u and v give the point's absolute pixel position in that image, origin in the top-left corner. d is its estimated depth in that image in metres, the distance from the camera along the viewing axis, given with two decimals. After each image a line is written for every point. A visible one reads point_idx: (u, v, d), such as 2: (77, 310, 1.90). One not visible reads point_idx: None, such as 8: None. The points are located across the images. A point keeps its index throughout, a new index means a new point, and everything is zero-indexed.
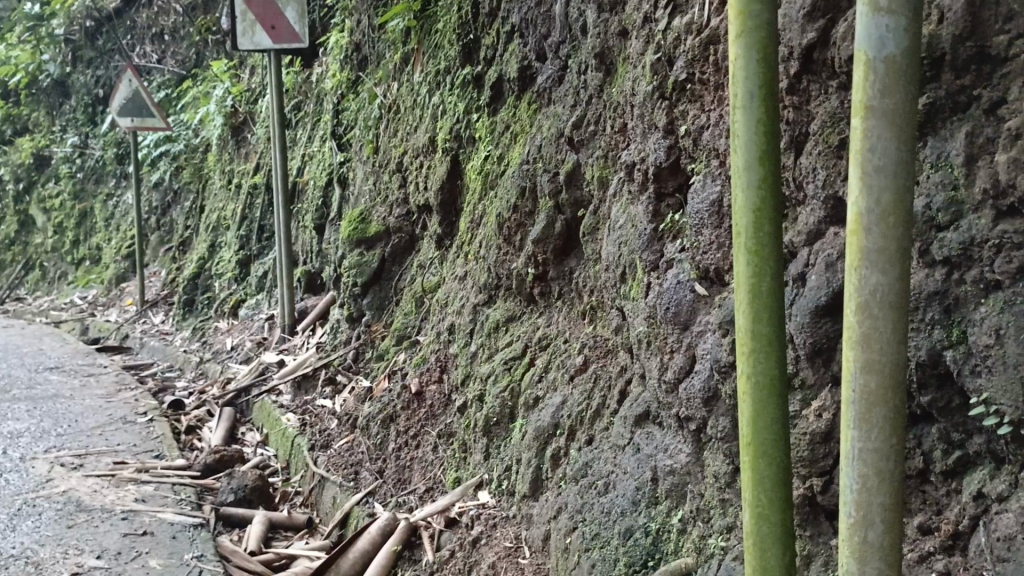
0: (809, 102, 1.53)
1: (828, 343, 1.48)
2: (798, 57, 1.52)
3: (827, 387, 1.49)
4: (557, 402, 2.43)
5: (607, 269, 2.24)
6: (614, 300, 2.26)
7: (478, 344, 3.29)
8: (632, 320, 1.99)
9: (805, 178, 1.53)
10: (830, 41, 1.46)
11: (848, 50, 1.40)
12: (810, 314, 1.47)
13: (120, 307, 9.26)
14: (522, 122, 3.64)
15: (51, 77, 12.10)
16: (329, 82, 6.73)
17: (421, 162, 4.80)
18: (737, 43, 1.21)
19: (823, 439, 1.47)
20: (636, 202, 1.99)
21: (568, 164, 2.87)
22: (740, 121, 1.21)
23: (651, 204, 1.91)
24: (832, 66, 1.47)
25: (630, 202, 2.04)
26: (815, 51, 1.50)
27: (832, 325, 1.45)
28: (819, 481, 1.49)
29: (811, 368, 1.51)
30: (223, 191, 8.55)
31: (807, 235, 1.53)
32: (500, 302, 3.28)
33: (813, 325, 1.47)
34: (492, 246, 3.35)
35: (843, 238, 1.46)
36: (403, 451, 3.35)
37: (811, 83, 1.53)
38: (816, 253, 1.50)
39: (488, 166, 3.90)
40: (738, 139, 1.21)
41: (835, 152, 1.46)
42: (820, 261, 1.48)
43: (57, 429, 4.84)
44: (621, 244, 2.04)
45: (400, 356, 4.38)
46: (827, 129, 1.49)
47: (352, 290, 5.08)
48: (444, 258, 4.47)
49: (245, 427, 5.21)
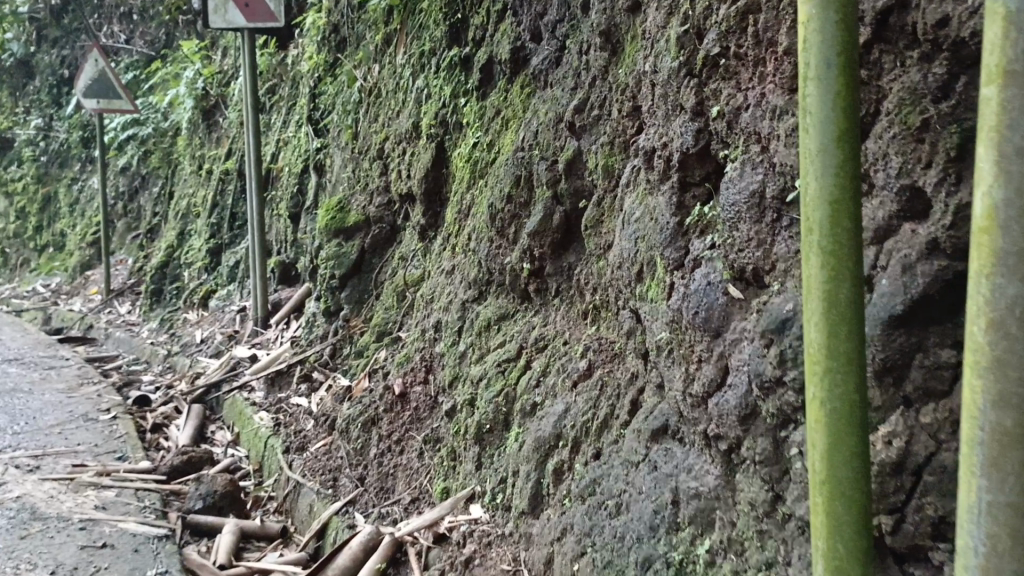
0: (882, 76, 1.39)
1: (900, 360, 1.34)
2: (871, 23, 1.39)
3: (897, 412, 1.35)
4: (559, 410, 2.24)
5: (620, 267, 2.05)
6: (625, 300, 2.07)
7: (467, 343, 3.09)
8: (650, 324, 1.80)
9: (875, 164, 1.40)
10: (911, 3, 1.33)
11: (937, 13, 1.28)
12: (882, 325, 1.34)
13: (85, 296, 8.92)
14: (514, 107, 3.44)
15: (13, 57, 11.67)
16: (305, 65, 6.47)
17: (403, 149, 4.57)
18: (810, 0, 1.01)
19: (893, 471, 1.33)
20: (655, 193, 1.80)
21: (568, 152, 2.67)
22: (813, 95, 1.01)
23: (674, 195, 1.71)
24: (913, 34, 1.34)
25: (648, 193, 1.84)
26: (892, 14, 1.37)
27: (907, 338, 1.32)
28: (888, 521, 1.33)
29: (879, 389, 1.37)
30: (193, 177, 8.25)
31: (875, 233, 1.39)
32: (491, 299, 3.08)
33: (885, 337, 1.34)
34: (483, 239, 3.14)
35: (922, 236, 1.32)
36: (386, 457, 3.14)
37: (883, 54, 1.39)
38: (887, 254, 1.37)
39: (476, 154, 3.69)
40: (811, 116, 1.01)
41: (914, 135, 1.33)
42: (895, 263, 1.34)
43: (13, 427, 4.56)
44: (637, 240, 1.84)
45: (380, 353, 4.16)
46: (903, 108, 1.35)
47: (330, 283, 4.85)
48: (428, 250, 4.26)
49: (215, 425, 4.96)
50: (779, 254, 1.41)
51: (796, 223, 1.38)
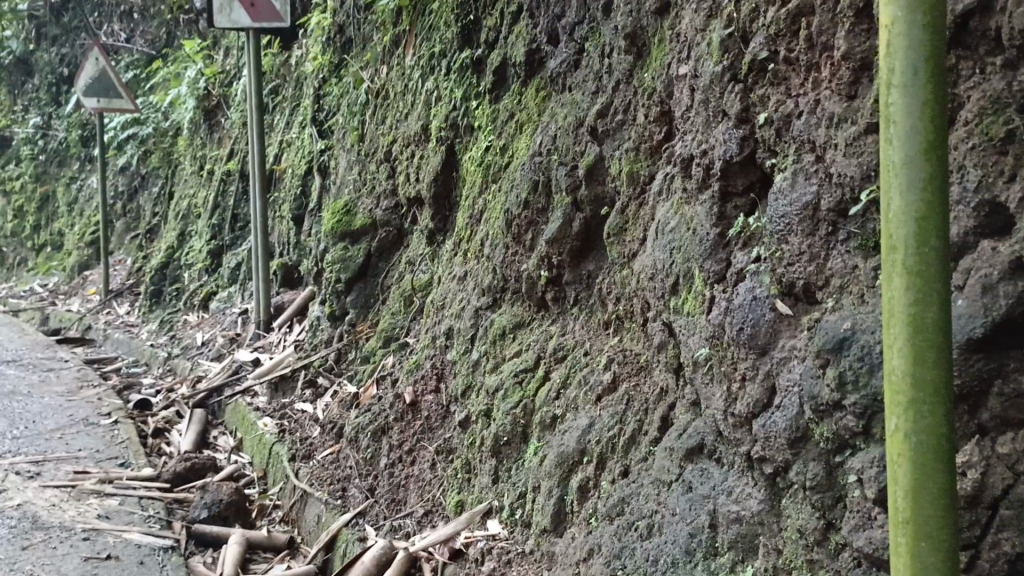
0: (958, 81, 1.43)
1: (976, 387, 1.37)
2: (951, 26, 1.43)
3: (970, 440, 1.38)
4: (583, 424, 2.16)
5: (652, 278, 1.96)
6: (656, 312, 1.99)
7: (481, 351, 3.01)
8: (685, 338, 1.74)
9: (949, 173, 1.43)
10: (995, 7, 1.38)
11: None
12: (961, 350, 1.37)
13: (83, 297, 8.83)
14: (529, 111, 3.37)
15: (12, 54, 11.58)
16: (309, 66, 6.39)
17: (411, 152, 4.50)
18: (894, 5, 0.96)
19: (969, 502, 1.36)
20: (694, 202, 1.76)
21: (590, 157, 2.60)
22: (897, 105, 0.96)
23: (715, 205, 1.69)
24: (993, 40, 1.39)
25: (684, 203, 1.80)
26: (973, 18, 1.41)
27: (986, 363, 1.36)
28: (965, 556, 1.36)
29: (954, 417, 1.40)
30: (194, 177, 8.16)
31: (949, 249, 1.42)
32: (506, 307, 3.00)
33: (964, 363, 1.37)
34: (498, 245, 3.07)
35: (1004, 255, 1.35)
36: (397, 468, 3.06)
37: (959, 59, 1.44)
38: (964, 274, 1.39)
39: (489, 157, 3.61)
40: (894, 128, 0.96)
41: (998, 147, 1.37)
42: (974, 282, 1.37)
43: (13, 431, 4.47)
44: (673, 249, 1.78)
45: (388, 359, 4.08)
46: (984, 116, 1.39)
47: (336, 286, 4.77)
48: (436, 255, 4.19)
49: (217, 430, 4.88)
50: (834, 270, 1.39)
51: (853, 238, 1.37)
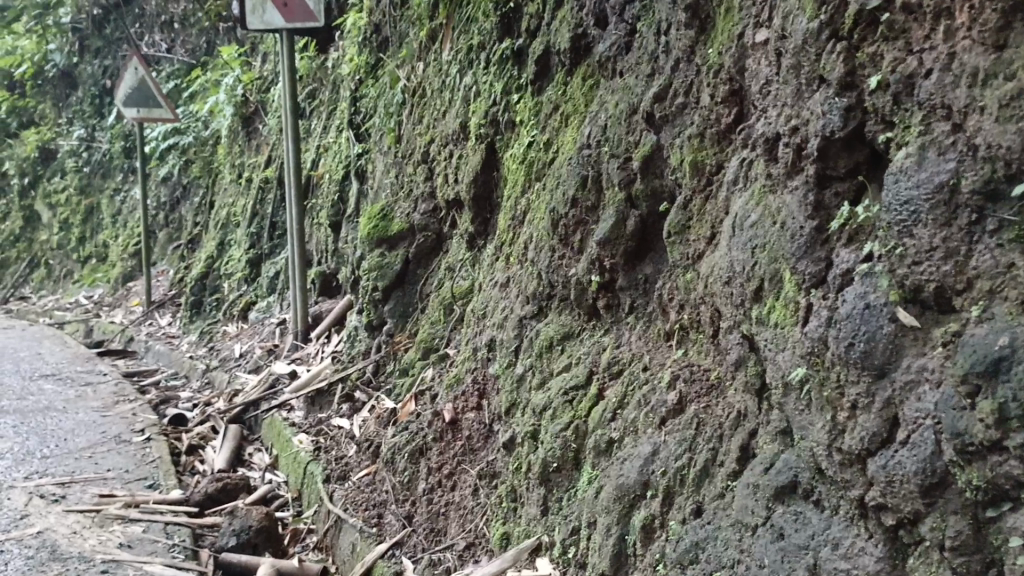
0: None
1: None
2: None
3: None
4: (644, 451, 1.87)
5: (725, 283, 1.71)
6: (733, 322, 1.71)
7: (527, 364, 2.74)
8: (775, 357, 1.53)
9: None
10: None
11: None
12: None
13: (126, 308, 8.77)
14: (575, 102, 3.10)
15: (57, 68, 11.66)
16: (345, 68, 6.21)
17: (450, 152, 4.25)
18: None
19: None
20: (781, 191, 1.60)
21: (646, 147, 2.33)
22: None
23: (810, 193, 1.53)
24: None
25: (767, 193, 1.65)
26: None
27: None
28: None
29: None
30: (233, 185, 8.03)
31: None
32: (553, 315, 2.73)
33: None
34: (543, 248, 2.79)
35: None
36: (436, 494, 2.80)
37: None
38: None
39: (532, 154, 3.35)
40: None
41: None
42: None
43: (43, 450, 4.32)
44: (754, 248, 1.61)
45: (427, 372, 3.83)
46: None
47: (373, 295, 4.54)
48: (477, 260, 3.94)
49: (253, 446, 4.68)
50: (980, 269, 1.21)
51: (1007, 227, 1.19)
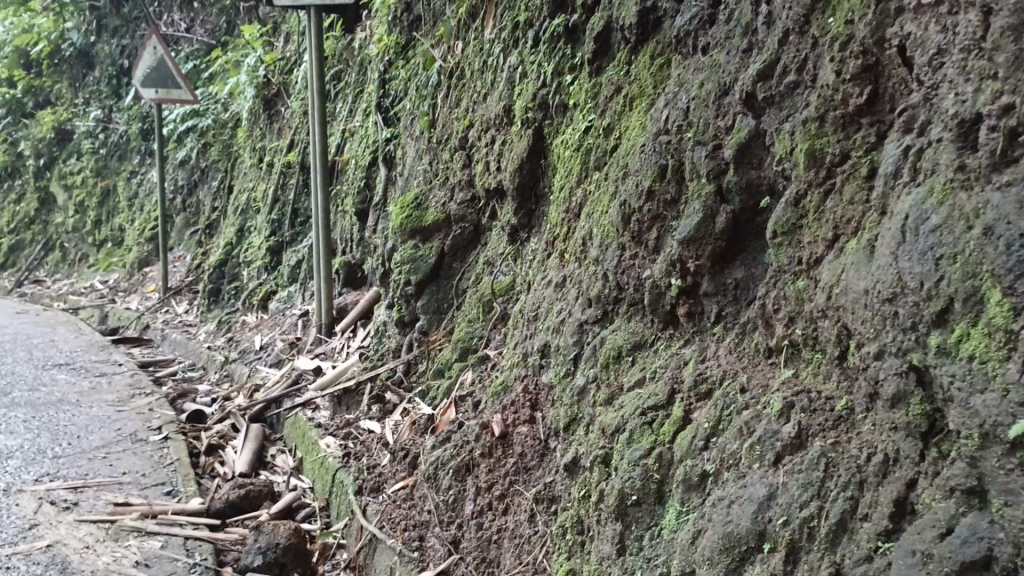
0: None
1: None
2: None
3: None
4: (758, 495, 1.60)
5: (889, 303, 1.46)
6: (893, 349, 1.45)
7: (590, 375, 2.46)
8: (982, 401, 1.27)
9: None
10: None
11: None
12: None
13: (143, 294, 8.53)
14: (643, 83, 2.80)
15: (73, 46, 11.42)
16: (374, 47, 5.91)
17: (491, 138, 3.96)
18: None
19: None
20: (980, 188, 1.36)
21: (742, 133, 2.03)
22: None
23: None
24: None
25: (956, 189, 1.40)
26: None
27: None
28: None
29: None
30: (253, 170, 7.77)
31: None
32: (620, 321, 2.43)
33: None
34: (609, 246, 2.49)
35: None
36: (485, 519, 2.54)
37: None
38: None
39: (589, 140, 3.06)
40: None
41: None
42: None
43: (54, 449, 4.07)
44: (939, 259, 1.37)
45: (466, 375, 3.56)
46: None
47: (405, 289, 4.27)
48: (520, 255, 3.66)
49: (275, 447, 4.42)
50: None
51: None
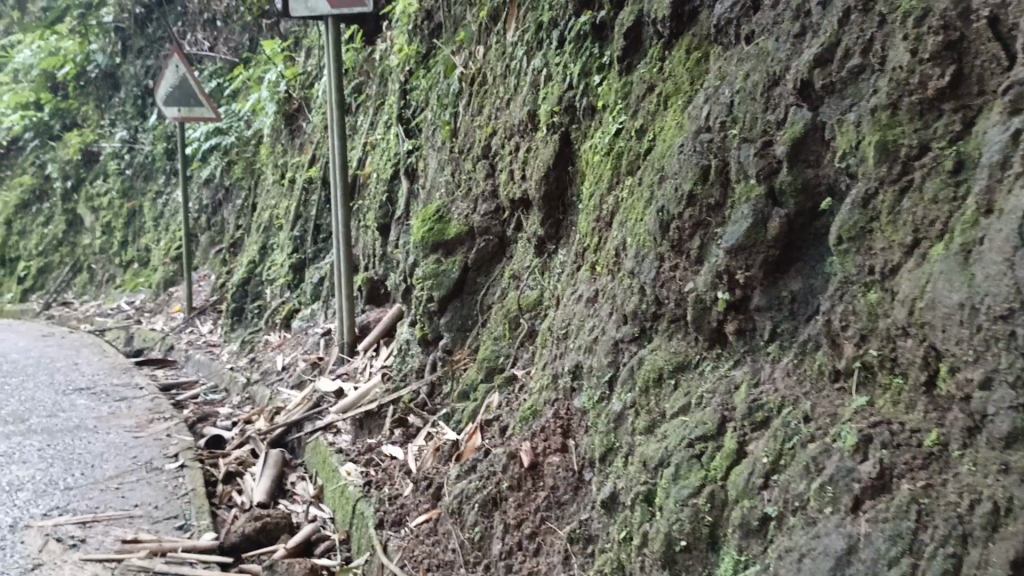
0: None
1: None
2: None
3: None
4: (835, 548, 1.39)
5: (1002, 322, 1.28)
6: (1003, 375, 1.27)
7: (626, 400, 2.23)
8: None
9: None
10: None
11: None
12: None
13: (168, 315, 8.43)
14: (678, 79, 2.59)
15: (99, 68, 11.43)
16: (395, 58, 5.75)
17: (515, 146, 3.75)
18: None
19: None
20: None
21: (796, 127, 1.81)
22: None
23: None
24: None
25: None
26: None
27: None
28: None
29: None
30: (276, 186, 7.64)
31: None
32: (659, 338, 2.20)
33: None
34: (646, 256, 2.26)
35: None
36: (515, 560, 2.32)
37: None
38: None
39: (621, 143, 2.84)
40: None
41: None
42: None
43: (66, 479, 3.91)
44: None
45: (492, 398, 3.33)
46: None
47: (427, 306, 4.07)
48: (548, 268, 3.44)
49: (295, 474, 4.23)
50: None
51: None
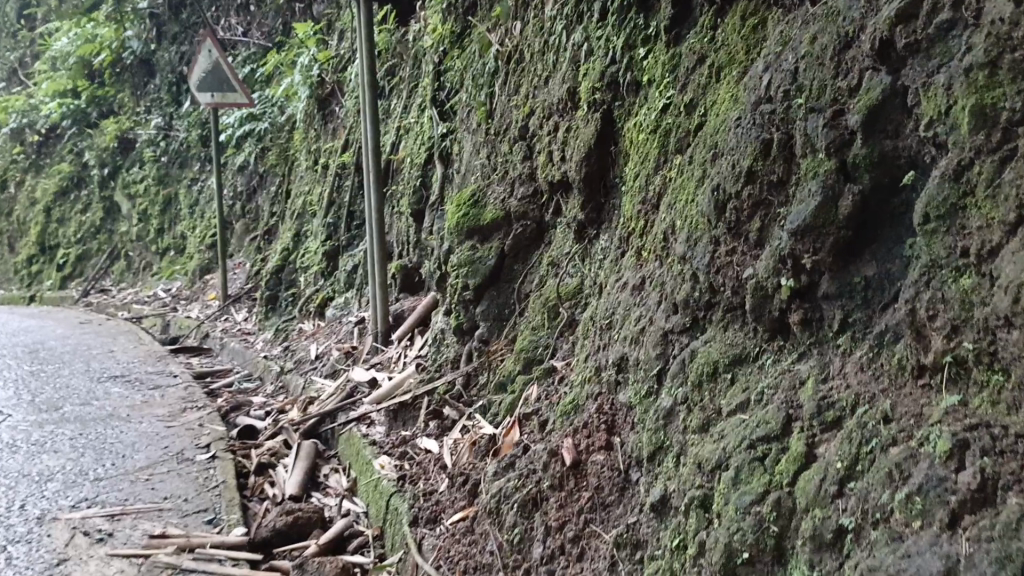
0: None
1: None
2: None
3: None
4: (930, 568, 1.22)
5: None
6: None
7: (678, 395, 2.07)
8: None
9: None
10: None
11: None
12: None
13: (203, 302, 8.40)
14: (732, 49, 2.41)
15: (134, 55, 11.45)
16: (428, 39, 5.61)
17: (554, 125, 3.59)
18: None
19: None
20: None
21: (872, 94, 1.63)
22: None
23: None
24: None
25: None
26: None
27: None
28: None
29: None
30: (309, 172, 7.55)
31: None
32: (714, 328, 2.04)
33: None
34: (699, 240, 2.09)
35: None
36: (557, 565, 2.18)
37: None
38: None
39: (668, 119, 2.67)
40: None
41: None
42: None
43: (96, 469, 3.85)
44: None
45: (531, 390, 3.19)
46: None
47: (463, 294, 3.93)
48: (589, 254, 3.28)
49: (328, 466, 4.13)
50: None
51: None
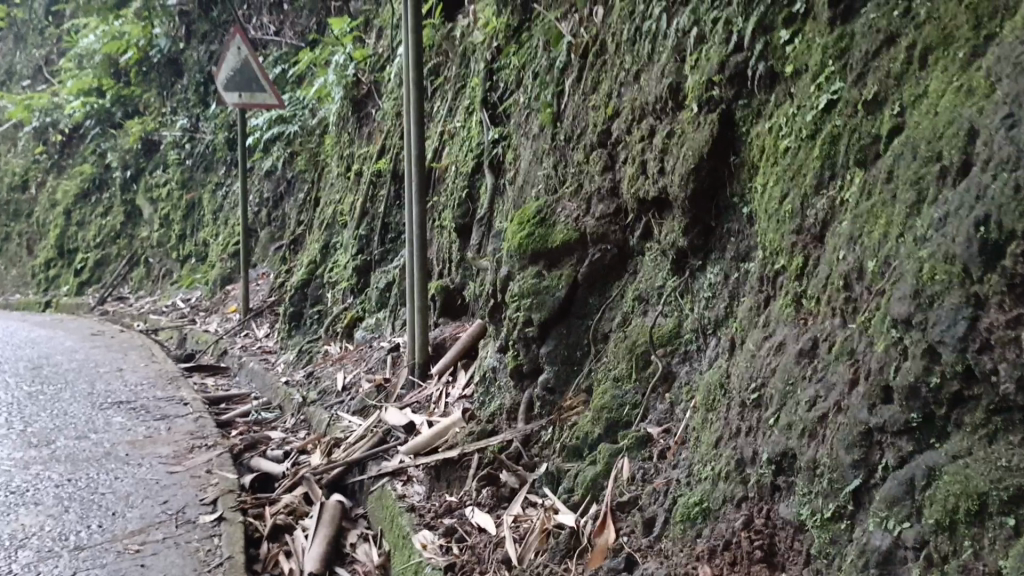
0: None
1: None
2: None
3: None
4: None
5: None
6: None
7: (903, 533, 1.37)
8: None
9: None
10: None
11: None
12: None
13: (223, 316, 7.77)
14: (949, 21, 1.72)
15: (161, 53, 10.92)
16: (479, 33, 4.94)
17: (648, 129, 2.89)
18: None
19: None
20: None
21: None
22: None
23: None
24: None
25: None
26: None
27: None
28: None
29: None
30: (341, 180, 6.90)
31: None
32: (968, 438, 1.34)
33: None
34: (940, 298, 1.40)
35: None
36: None
37: None
38: None
39: (834, 120, 1.96)
40: None
41: None
42: None
43: (77, 533, 3.18)
44: None
45: (621, 466, 2.46)
46: None
47: (523, 331, 3.23)
48: (691, 290, 2.58)
49: (357, 532, 3.43)
50: None
51: None
